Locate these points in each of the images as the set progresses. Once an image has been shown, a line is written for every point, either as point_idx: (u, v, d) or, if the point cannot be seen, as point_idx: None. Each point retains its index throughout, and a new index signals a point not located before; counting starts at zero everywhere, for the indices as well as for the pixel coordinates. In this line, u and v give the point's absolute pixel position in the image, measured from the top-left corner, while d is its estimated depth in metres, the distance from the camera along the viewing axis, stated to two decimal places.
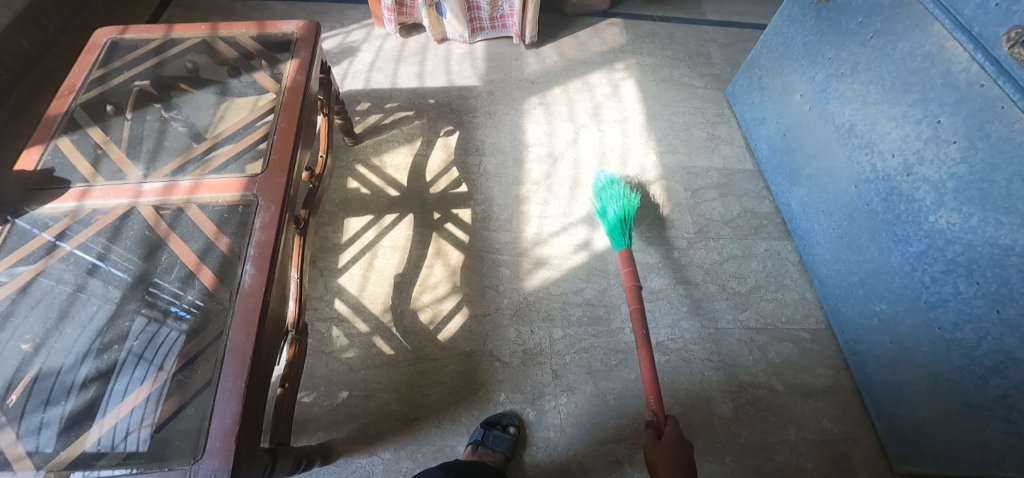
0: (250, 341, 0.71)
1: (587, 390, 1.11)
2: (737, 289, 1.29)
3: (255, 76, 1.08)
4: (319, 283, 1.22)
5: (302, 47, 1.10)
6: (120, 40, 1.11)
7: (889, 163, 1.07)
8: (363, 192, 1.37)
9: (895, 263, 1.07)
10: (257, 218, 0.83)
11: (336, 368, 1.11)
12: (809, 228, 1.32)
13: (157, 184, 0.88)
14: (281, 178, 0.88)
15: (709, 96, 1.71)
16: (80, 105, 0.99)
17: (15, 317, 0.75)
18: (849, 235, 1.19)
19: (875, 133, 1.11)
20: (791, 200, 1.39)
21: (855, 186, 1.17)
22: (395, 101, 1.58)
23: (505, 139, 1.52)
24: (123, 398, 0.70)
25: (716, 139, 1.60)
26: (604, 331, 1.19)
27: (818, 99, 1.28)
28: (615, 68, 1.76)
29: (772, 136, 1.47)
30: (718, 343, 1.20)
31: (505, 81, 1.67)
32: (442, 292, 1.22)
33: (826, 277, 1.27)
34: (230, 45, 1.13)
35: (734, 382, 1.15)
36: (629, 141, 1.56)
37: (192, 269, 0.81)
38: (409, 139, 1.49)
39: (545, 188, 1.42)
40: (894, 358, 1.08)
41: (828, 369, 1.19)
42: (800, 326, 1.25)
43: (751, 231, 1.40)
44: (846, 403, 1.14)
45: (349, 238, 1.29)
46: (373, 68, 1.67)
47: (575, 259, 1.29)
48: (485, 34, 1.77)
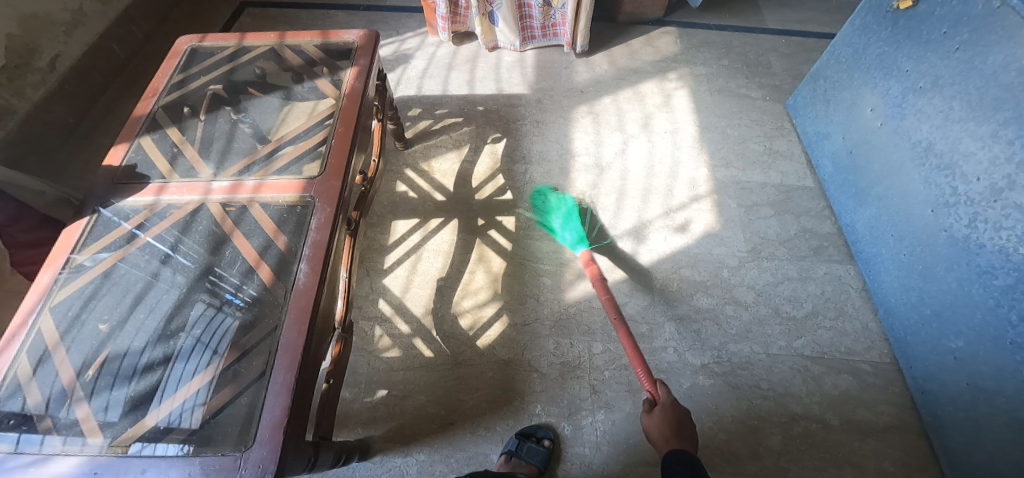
0: (301, 338, 0.74)
1: (625, 408, 1.08)
2: (792, 314, 1.22)
3: (316, 82, 1.13)
4: (365, 283, 1.26)
5: (361, 55, 1.14)
6: (199, 47, 1.19)
7: (973, 186, 0.98)
8: (410, 195, 1.41)
9: (976, 296, 0.97)
10: (313, 219, 0.87)
11: (377, 367, 1.13)
12: (875, 252, 1.23)
13: (224, 182, 0.93)
14: (337, 181, 0.92)
15: (768, 108, 1.64)
16: (161, 107, 1.07)
17: (96, 300, 0.82)
18: (922, 262, 1.10)
19: (958, 153, 1.02)
20: (856, 221, 1.31)
21: (931, 210, 1.08)
22: (445, 108, 1.62)
23: (552, 147, 1.51)
24: (183, 382, 0.74)
25: (775, 153, 1.52)
26: (646, 348, 1.16)
27: (892, 115, 1.20)
28: (667, 78, 1.71)
29: (836, 152, 1.39)
30: (769, 369, 1.14)
31: (554, 90, 1.67)
32: (483, 299, 1.22)
33: (893, 306, 1.17)
34: (296, 53, 1.19)
35: (785, 412, 1.08)
36: (679, 153, 1.51)
37: (252, 264, 0.85)
38: (458, 145, 1.52)
39: (591, 198, 1.40)
40: (970, 401, 0.98)
41: (891, 407, 1.10)
42: (862, 358, 1.16)
43: (809, 253, 1.32)
44: (911, 446, 1.05)
45: (395, 240, 1.32)
46: (425, 75, 1.72)
47: (618, 273, 1.27)
48: (536, 42, 1.78)
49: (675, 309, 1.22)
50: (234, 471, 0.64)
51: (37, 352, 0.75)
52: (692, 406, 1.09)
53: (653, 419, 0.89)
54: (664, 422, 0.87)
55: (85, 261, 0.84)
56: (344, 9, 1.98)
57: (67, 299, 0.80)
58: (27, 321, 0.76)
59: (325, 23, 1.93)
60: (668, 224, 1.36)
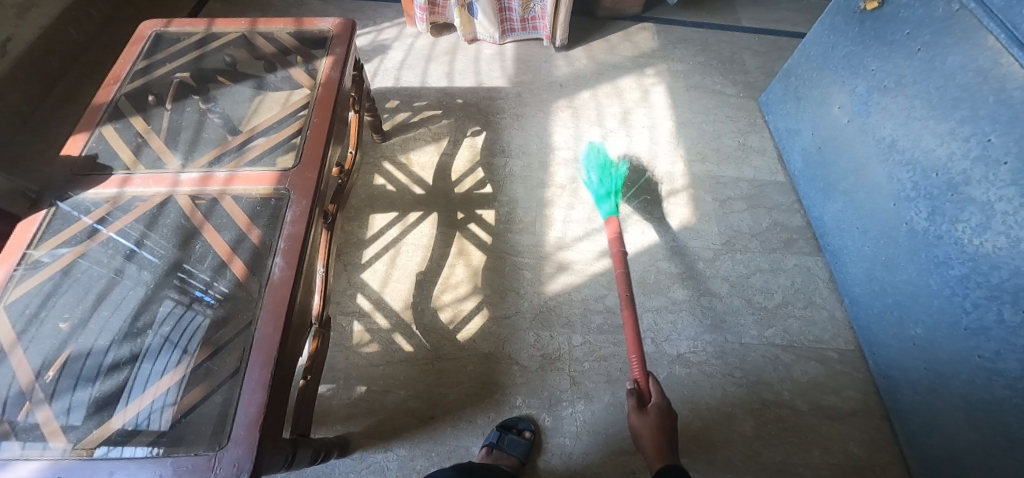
0: (277, 333, 0.72)
1: (605, 399, 1.10)
2: (764, 304, 1.26)
3: (290, 71, 1.09)
4: (342, 277, 1.23)
5: (337, 44, 1.11)
6: (164, 32, 1.14)
7: (932, 181, 1.03)
8: (388, 189, 1.38)
9: (934, 286, 1.02)
10: (288, 212, 0.84)
11: (355, 363, 1.12)
12: (842, 245, 1.28)
13: (193, 174, 0.90)
14: (313, 173, 0.89)
15: (741, 105, 1.68)
16: (124, 95, 1.02)
17: (55, 298, 0.78)
18: (885, 254, 1.15)
19: (918, 149, 1.07)
20: (824, 215, 1.35)
21: (894, 204, 1.13)
22: (424, 100, 1.59)
23: (532, 141, 1.51)
24: (152, 382, 0.72)
25: (748, 149, 1.56)
26: (624, 339, 1.18)
27: (858, 112, 1.24)
28: (645, 73, 1.73)
29: (806, 148, 1.43)
30: (742, 358, 1.17)
31: (534, 83, 1.67)
32: (463, 292, 1.22)
33: (858, 296, 1.23)
34: (268, 41, 1.15)
35: (757, 399, 1.12)
36: (657, 148, 1.53)
37: (224, 259, 0.83)
38: (437, 138, 1.50)
39: (570, 192, 1.41)
40: (928, 384, 1.03)
41: (856, 392, 1.15)
42: (829, 346, 1.21)
43: (780, 245, 1.36)
44: (874, 429, 1.10)
45: (373, 234, 1.30)
46: (403, 67, 1.69)
47: (597, 266, 1.28)
48: (516, 35, 1.77)
49: (653, 300, 1.24)
50: (209, 471, 0.62)
51: None
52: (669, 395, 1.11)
53: (645, 422, 0.89)
54: (655, 428, 0.88)
55: (43, 256, 0.80)
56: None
57: (24, 297, 0.76)
58: None
59: (298, 11, 1.87)
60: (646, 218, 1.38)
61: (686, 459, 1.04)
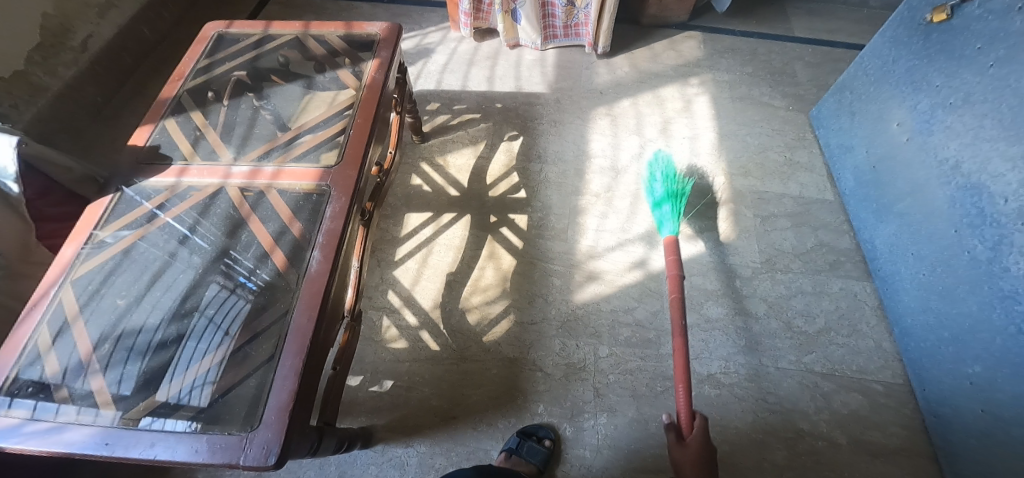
0: (311, 323, 0.75)
1: (628, 413, 1.08)
2: (804, 329, 1.20)
3: (338, 73, 1.14)
4: (376, 273, 1.27)
5: (383, 48, 1.15)
6: (226, 33, 1.21)
7: (1001, 208, 0.96)
8: (424, 189, 1.41)
9: (997, 321, 0.95)
10: (329, 208, 0.87)
11: (384, 357, 1.15)
12: (894, 271, 1.21)
13: (244, 168, 0.95)
14: (354, 171, 0.92)
15: (790, 118, 1.61)
16: (186, 91, 1.09)
17: (115, 277, 0.84)
18: (942, 284, 1.08)
19: (986, 173, 1.00)
20: (875, 238, 1.28)
21: (956, 230, 1.05)
22: (464, 103, 1.62)
23: (568, 148, 1.50)
24: (197, 360, 0.76)
25: (795, 164, 1.50)
26: (652, 354, 1.15)
27: (919, 131, 1.17)
28: (689, 83, 1.69)
29: (859, 166, 1.36)
30: (777, 383, 1.12)
31: (573, 90, 1.66)
32: (492, 295, 1.23)
33: (909, 327, 1.15)
34: (320, 43, 1.20)
35: (791, 428, 1.07)
36: (697, 159, 1.49)
37: (266, 249, 0.86)
38: (474, 141, 1.52)
39: (605, 201, 1.39)
40: (985, 428, 0.96)
41: (902, 429, 1.08)
42: (874, 377, 1.14)
43: (825, 267, 1.29)
44: (921, 471, 1.03)
45: (408, 233, 1.33)
46: (445, 70, 1.72)
47: (628, 278, 1.26)
48: (558, 41, 1.77)
49: (685, 316, 1.20)
50: (240, 450, 0.66)
51: (58, 324, 0.77)
52: None
53: (688, 455, 0.86)
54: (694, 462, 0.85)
55: (108, 237, 0.87)
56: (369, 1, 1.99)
57: (89, 273, 0.83)
58: (50, 291, 0.79)
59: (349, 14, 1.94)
60: (682, 230, 1.34)
61: None
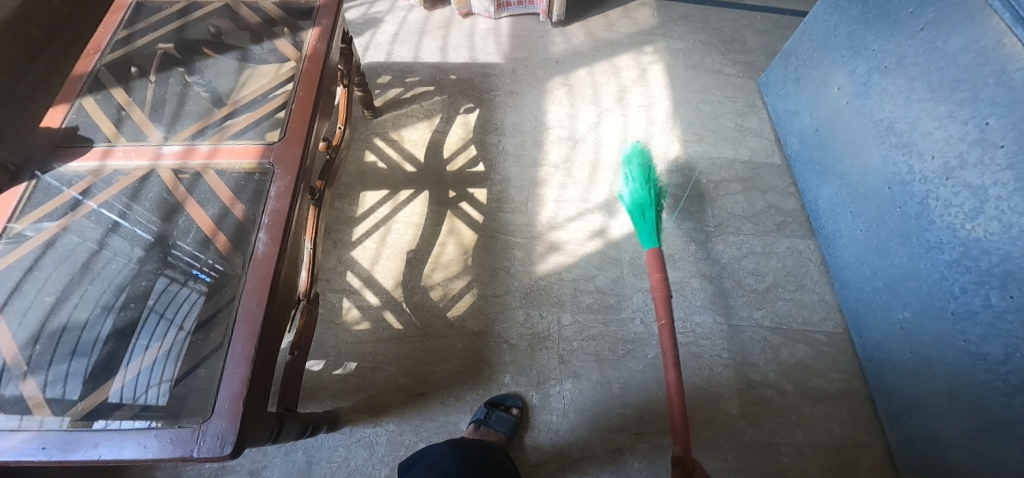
0: (261, 308, 0.72)
1: (593, 378, 1.11)
2: (754, 287, 1.26)
3: (276, 43, 1.06)
4: (332, 255, 1.23)
5: (324, 15, 1.07)
6: (146, 1, 1.10)
7: (927, 164, 1.03)
8: (379, 166, 1.36)
9: (924, 270, 1.03)
10: (273, 187, 0.83)
11: (346, 340, 1.12)
12: (835, 228, 1.28)
13: (176, 147, 0.88)
14: (298, 147, 0.88)
15: (741, 85, 1.64)
16: (104, 66, 1.00)
17: (38, 270, 0.77)
18: (877, 238, 1.15)
19: (916, 132, 1.06)
20: (818, 198, 1.34)
21: (888, 188, 1.13)
22: (416, 75, 1.54)
23: (525, 119, 1.47)
24: (141, 352, 0.72)
25: (746, 130, 1.53)
26: (614, 319, 1.18)
27: (857, 94, 1.22)
28: (644, 51, 1.68)
29: (804, 130, 1.41)
30: (730, 340, 1.18)
31: (529, 60, 1.61)
32: (454, 272, 1.21)
33: (848, 280, 1.23)
34: (253, 11, 1.11)
35: (743, 380, 1.14)
36: (652, 127, 1.50)
37: (207, 234, 0.81)
38: (429, 115, 1.46)
39: (563, 172, 1.38)
40: (913, 368, 1.05)
41: (842, 373, 1.17)
42: (817, 328, 1.22)
43: (773, 228, 1.35)
44: (857, 411, 1.13)
45: (364, 212, 1.28)
46: (395, 41, 1.64)
47: (589, 247, 1.27)
48: (511, 9, 1.71)
49: (644, 282, 1.23)
50: (192, 443, 0.63)
51: None
52: (657, 375, 1.13)
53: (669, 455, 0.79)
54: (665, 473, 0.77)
55: (25, 230, 0.79)
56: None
57: (8, 270, 0.76)
58: None
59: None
60: None
61: (671, 437, 1.06)
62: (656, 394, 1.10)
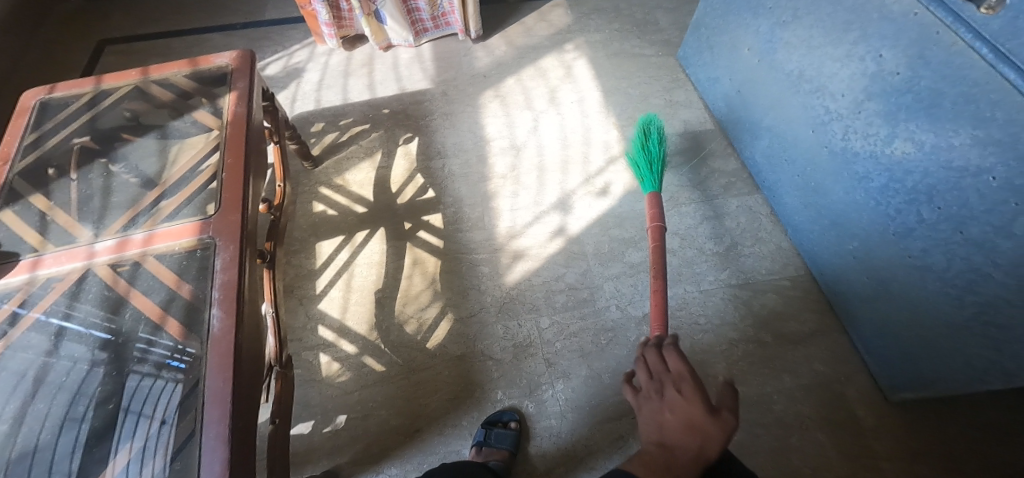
0: (228, 384, 0.70)
1: (582, 373, 1.12)
2: (715, 250, 1.31)
3: (196, 115, 1.04)
4: (299, 313, 1.19)
5: (239, 77, 1.05)
6: (50, 99, 1.06)
7: (840, 103, 1.10)
8: (329, 213, 1.33)
9: (860, 200, 1.10)
10: (217, 260, 0.81)
11: (331, 394, 1.10)
12: (775, 178, 1.34)
13: (108, 241, 0.85)
14: (236, 215, 0.86)
15: (662, 63, 1.70)
16: (17, 174, 0.95)
17: None
18: (814, 180, 1.22)
19: (824, 75, 1.13)
20: (754, 153, 1.41)
21: (812, 131, 1.19)
22: (349, 117, 1.52)
23: (465, 137, 1.48)
24: (123, 451, 0.69)
25: (675, 105, 1.59)
26: (590, 312, 1.20)
27: (765, 51, 1.30)
28: (565, 49, 1.72)
29: (727, 94, 1.48)
30: (704, 305, 1.22)
31: (457, 79, 1.62)
32: (425, 301, 1.21)
33: (798, 224, 1.29)
34: (164, 87, 1.08)
35: (724, 340, 1.18)
36: (588, 120, 1.53)
37: (157, 322, 0.79)
38: (370, 153, 1.45)
39: (512, 180, 1.40)
40: (872, 292, 1.11)
41: (813, 313, 1.23)
42: (781, 275, 1.28)
43: (721, 191, 1.41)
44: (835, 344, 1.19)
45: (323, 262, 1.26)
46: (322, 87, 1.58)
47: (551, 247, 1.29)
48: (430, 34, 1.71)
49: (611, 268, 1.26)
50: None
51: None
52: None
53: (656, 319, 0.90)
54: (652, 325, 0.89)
55: None
56: (201, 22, 1.75)
57: None
58: None
59: (184, 39, 1.70)
60: (590, 190, 1.39)
61: None
62: None
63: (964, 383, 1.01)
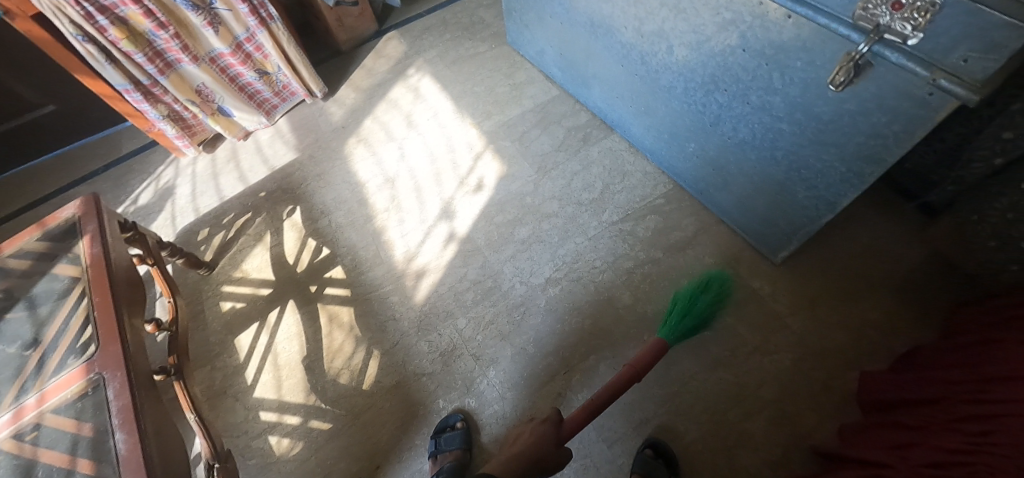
0: None
1: (508, 353, 1.20)
2: (592, 197, 1.41)
3: (57, 269, 1.06)
4: (238, 408, 1.23)
5: (87, 221, 1.07)
6: None
7: (627, 34, 1.21)
8: (238, 306, 1.37)
9: (678, 107, 1.22)
10: (109, 391, 0.86)
11: (290, 469, 1.14)
12: (618, 115, 1.46)
13: (4, 416, 0.88)
14: (115, 344, 0.90)
15: (498, 54, 1.81)
16: None
17: None
18: (642, 105, 1.34)
19: (606, 16, 1.24)
20: (596, 101, 1.52)
21: (621, 65, 1.31)
22: (230, 212, 1.56)
23: (342, 189, 1.55)
24: None
25: (520, 86, 1.70)
26: (499, 296, 1.28)
27: (560, 13, 1.41)
28: (408, 75, 1.80)
29: (554, 59, 1.59)
30: (596, 249, 1.32)
31: (319, 140, 1.69)
32: (349, 349, 1.26)
33: (651, 146, 1.41)
34: (21, 257, 1.09)
35: (622, 272, 1.27)
36: (448, 129, 1.62)
37: (67, 467, 0.83)
38: (259, 237, 1.49)
39: (396, 209, 1.47)
40: (722, 179, 1.24)
41: (691, 217, 1.34)
42: (655, 196, 1.38)
43: (580, 144, 1.52)
44: (716, 236, 1.30)
45: (246, 353, 1.30)
46: (196, 196, 1.63)
47: (447, 255, 1.36)
48: (281, 108, 1.76)
49: (505, 251, 1.34)
50: None
51: None
52: (556, 316, 1.23)
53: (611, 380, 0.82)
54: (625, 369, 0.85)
55: None
56: (54, 180, 1.73)
57: None
58: None
59: (47, 203, 1.70)
60: (466, 190, 1.47)
61: (594, 356, 1.17)
62: (564, 330, 1.21)
63: (809, 223, 1.09)
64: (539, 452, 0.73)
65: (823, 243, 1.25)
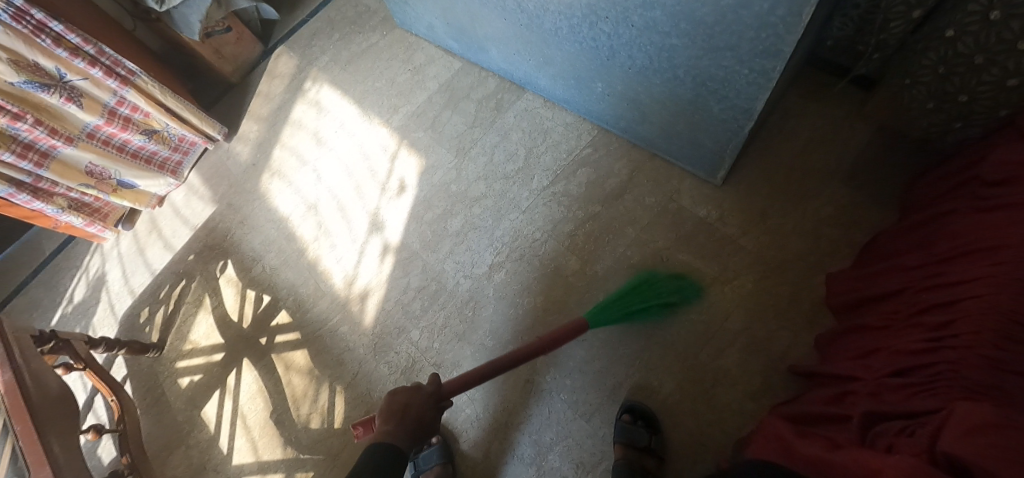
0: None
1: (468, 353, 1.15)
2: (517, 167, 1.32)
3: None
4: None
5: None
6: None
7: None
8: (196, 379, 1.33)
9: (571, 49, 1.10)
10: None
11: None
12: (523, 71, 1.35)
13: None
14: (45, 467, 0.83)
15: (391, 40, 1.67)
16: None
17: None
18: (539, 55, 1.22)
19: None
20: (497, 62, 1.40)
21: (503, 19, 1.19)
22: (165, 285, 1.50)
23: (268, 229, 1.47)
24: None
25: (421, 68, 1.58)
26: (446, 297, 1.22)
27: None
28: (305, 90, 1.68)
29: (443, 30, 1.46)
30: (532, 221, 1.24)
31: (233, 185, 1.60)
32: (313, 392, 1.22)
33: (563, 95, 1.30)
34: None
35: (564, 238, 1.20)
36: (358, 137, 1.52)
37: None
38: (199, 303, 1.43)
39: (325, 236, 1.40)
40: (639, 112, 1.14)
41: (621, 159, 1.25)
42: (581, 147, 1.29)
43: (494, 114, 1.41)
44: (652, 173, 1.21)
45: (215, 423, 1.26)
46: (129, 277, 1.56)
47: (385, 269, 1.30)
48: (186, 163, 1.65)
49: (442, 249, 1.27)
50: None
51: None
52: (507, 302, 1.17)
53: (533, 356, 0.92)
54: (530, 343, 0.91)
55: None
56: None
57: None
58: None
59: None
60: (390, 195, 1.39)
61: (554, 332, 1.12)
62: (518, 314, 1.16)
63: (735, 136, 1.00)
64: (417, 410, 0.73)
65: (762, 148, 1.16)
